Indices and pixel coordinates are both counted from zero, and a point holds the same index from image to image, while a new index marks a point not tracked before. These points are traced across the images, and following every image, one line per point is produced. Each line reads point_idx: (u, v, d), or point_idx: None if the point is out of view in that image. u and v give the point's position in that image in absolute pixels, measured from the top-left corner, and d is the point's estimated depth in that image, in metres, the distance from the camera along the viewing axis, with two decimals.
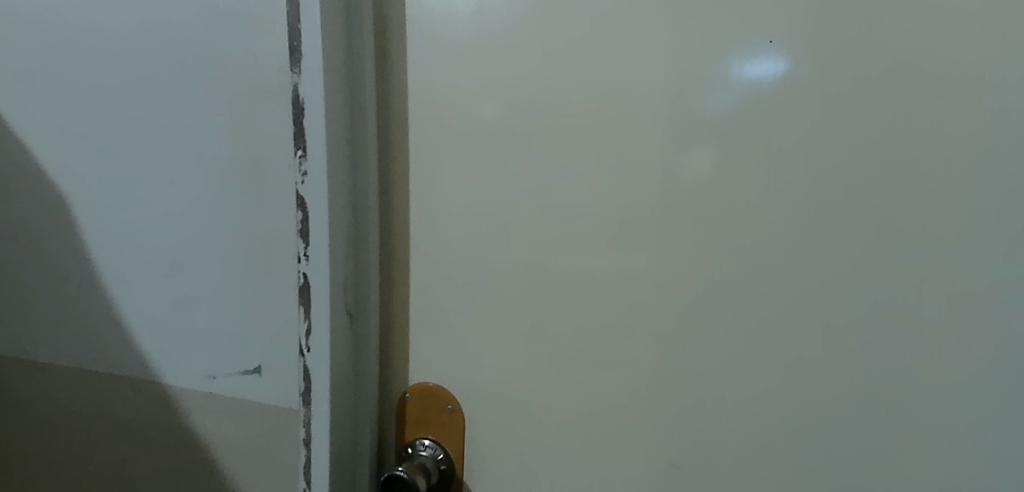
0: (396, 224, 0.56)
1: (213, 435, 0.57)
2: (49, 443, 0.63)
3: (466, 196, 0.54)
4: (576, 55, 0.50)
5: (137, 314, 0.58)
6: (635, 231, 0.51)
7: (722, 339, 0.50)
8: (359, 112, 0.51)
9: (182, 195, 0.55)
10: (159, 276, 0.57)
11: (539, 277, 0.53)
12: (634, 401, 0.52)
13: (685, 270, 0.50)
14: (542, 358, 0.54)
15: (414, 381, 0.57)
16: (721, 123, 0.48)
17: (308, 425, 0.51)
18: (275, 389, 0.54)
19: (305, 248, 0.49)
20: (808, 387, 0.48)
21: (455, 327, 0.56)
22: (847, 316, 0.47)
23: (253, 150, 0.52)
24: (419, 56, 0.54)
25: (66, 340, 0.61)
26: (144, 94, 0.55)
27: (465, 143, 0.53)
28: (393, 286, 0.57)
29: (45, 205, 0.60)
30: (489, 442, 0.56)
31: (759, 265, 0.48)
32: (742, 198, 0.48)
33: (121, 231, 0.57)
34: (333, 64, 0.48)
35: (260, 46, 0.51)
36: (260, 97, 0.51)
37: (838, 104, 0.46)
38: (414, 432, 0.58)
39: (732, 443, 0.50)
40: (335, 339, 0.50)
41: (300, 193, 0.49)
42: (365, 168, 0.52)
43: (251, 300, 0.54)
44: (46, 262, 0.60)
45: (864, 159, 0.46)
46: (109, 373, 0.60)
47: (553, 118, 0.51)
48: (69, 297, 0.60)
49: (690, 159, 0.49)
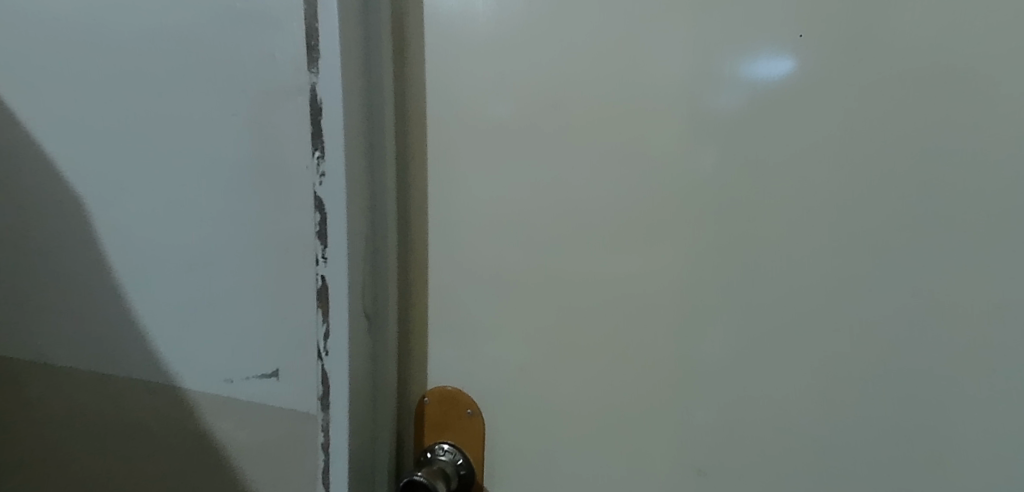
0: (414, 225, 0.55)
1: (230, 439, 0.56)
2: (65, 447, 0.63)
3: (485, 196, 0.53)
4: (596, 52, 0.49)
5: (154, 316, 0.57)
6: (659, 231, 0.50)
7: (749, 341, 0.49)
8: (377, 111, 0.51)
9: (198, 196, 0.54)
10: (176, 279, 0.56)
11: (560, 279, 0.52)
12: (658, 405, 0.51)
13: (710, 270, 0.49)
14: (563, 361, 0.53)
15: (433, 385, 0.57)
16: (747, 120, 0.47)
17: (327, 429, 0.50)
18: (292, 392, 0.54)
19: (323, 250, 0.48)
20: (838, 391, 0.47)
21: (474, 330, 0.55)
22: (879, 318, 0.46)
23: (270, 150, 0.51)
24: (437, 54, 0.53)
25: (83, 343, 0.60)
26: (160, 95, 0.54)
27: (484, 143, 0.53)
28: (411, 287, 0.56)
29: (61, 206, 0.59)
30: (509, 446, 0.55)
31: (788, 265, 0.47)
32: (769, 196, 0.47)
33: (137, 234, 0.57)
34: (350, 63, 0.48)
35: (276, 46, 0.50)
36: (277, 97, 0.50)
37: (868, 100, 0.45)
38: (433, 436, 0.57)
39: (759, 448, 0.49)
40: (354, 342, 0.50)
41: (318, 194, 0.48)
42: (383, 169, 0.51)
43: (268, 303, 0.53)
44: (62, 265, 0.60)
45: (897, 156, 0.44)
46: (125, 376, 0.59)
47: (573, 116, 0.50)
48: (86, 301, 0.60)
49: (715, 157, 0.48)
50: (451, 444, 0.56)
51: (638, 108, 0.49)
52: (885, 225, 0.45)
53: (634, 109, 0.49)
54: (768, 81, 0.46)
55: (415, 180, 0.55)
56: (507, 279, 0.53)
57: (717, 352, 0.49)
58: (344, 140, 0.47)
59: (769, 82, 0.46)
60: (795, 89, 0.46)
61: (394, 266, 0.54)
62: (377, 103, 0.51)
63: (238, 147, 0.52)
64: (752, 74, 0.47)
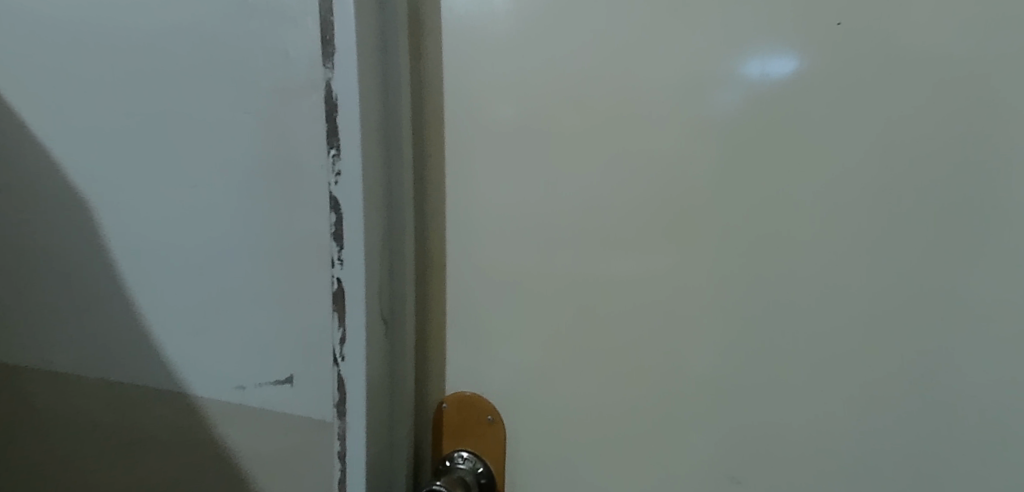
0: (432, 225, 0.54)
1: (242, 448, 0.55)
2: (74, 456, 0.61)
3: (504, 195, 0.51)
4: (619, 44, 0.48)
5: (165, 322, 0.56)
6: (686, 229, 0.48)
7: (781, 343, 0.47)
8: (394, 108, 0.49)
9: (211, 198, 0.53)
10: (187, 283, 0.55)
11: (583, 280, 0.50)
12: (685, 410, 0.49)
13: (742, 271, 0.47)
14: (587, 365, 0.51)
15: (451, 391, 0.55)
16: (779, 114, 0.45)
17: (343, 438, 0.48)
18: (308, 399, 0.52)
19: (339, 252, 0.46)
20: (875, 394, 0.45)
21: (494, 334, 0.53)
22: (918, 318, 0.44)
23: (284, 150, 0.50)
24: (455, 49, 0.51)
25: (91, 350, 0.59)
26: (170, 95, 0.53)
27: (503, 141, 0.51)
28: (429, 290, 0.54)
29: (70, 210, 0.58)
30: (531, 453, 0.54)
31: (822, 264, 0.45)
32: (801, 192, 0.45)
33: (148, 236, 0.55)
34: (366, 59, 0.46)
35: (289, 41, 0.48)
36: (290, 94, 0.49)
37: (907, 91, 0.43)
38: (452, 443, 0.55)
39: (792, 454, 0.47)
40: (371, 348, 0.48)
41: (333, 194, 0.46)
42: (401, 167, 0.50)
43: (283, 307, 0.52)
44: (70, 269, 0.59)
45: (937, 150, 0.43)
46: (136, 383, 0.58)
47: (597, 112, 0.49)
48: (94, 305, 0.58)
49: (745, 152, 0.46)
50: (471, 453, 0.54)
51: (665, 103, 0.47)
52: (924, 222, 0.43)
53: (661, 104, 0.47)
54: (802, 73, 0.44)
55: (432, 179, 0.53)
56: (527, 280, 0.52)
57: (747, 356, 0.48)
58: (359, 138, 0.45)
59: (803, 74, 0.44)
60: (830, 81, 0.44)
61: (411, 268, 0.52)
62: (394, 100, 0.49)
63: (252, 148, 0.51)
64: (785, 67, 0.45)
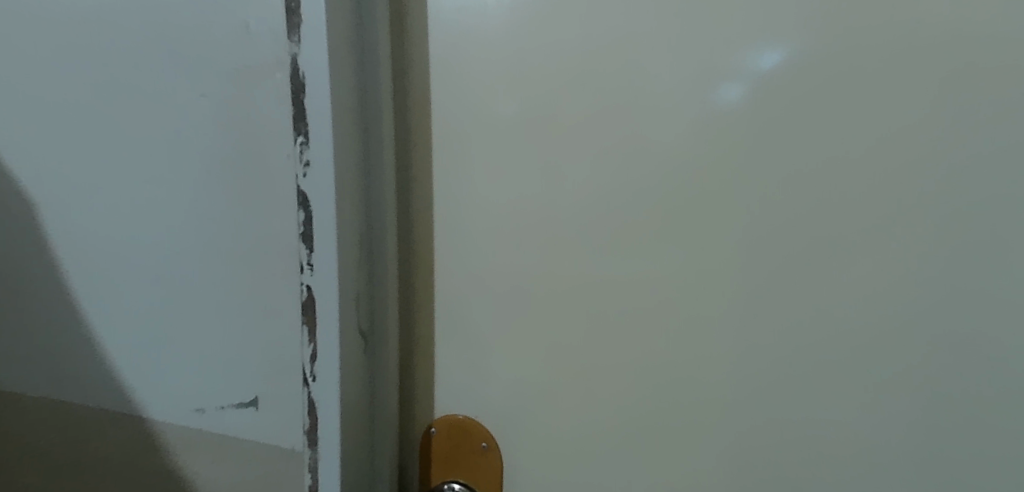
0: (417, 227, 0.47)
1: (204, 478, 0.48)
2: (21, 481, 0.55)
3: (499, 190, 0.45)
4: (634, 11, 0.40)
5: (118, 334, 0.50)
6: (708, 227, 0.42)
7: (814, 355, 0.41)
8: (369, 90, 0.42)
9: (170, 193, 0.46)
10: (142, 290, 0.48)
11: (590, 286, 0.44)
12: (705, 431, 0.44)
13: (771, 273, 0.41)
14: (594, 382, 0.45)
15: (440, 413, 0.49)
16: (818, 91, 0.39)
17: (314, 470, 0.42)
18: (278, 422, 0.46)
19: (308, 256, 0.39)
20: (918, 413, 0.40)
21: (489, 348, 0.47)
22: (971, 328, 0.39)
23: (252, 138, 0.43)
24: (444, 22, 0.44)
25: (37, 364, 0.52)
26: (118, 75, 0.46)
27: (498, 127, 0.44)
28: (414, 298, 0.48)
29: (12, 208, 0.51)
30: (530, 480, 0.48)
31: (863, 268, 0.40)
32: (842, 185, 0.39)
33: (97, 237, 0.49)
34: (338, 29, 0.39)
35: (250, 11, 0.42)
36: (253, 73, 0.43)
37: (968, 67, 0.37)
38: (441, 473, 0.49)
39: (822, 478, 0.43)
40: (345, 367, 0.42)
41: (301, 189, 0.39)
42: (379, 159, 0.43)
43: (252, 318, 0.46)
44: (11, 275, 0.52)
45: (1002, 138, 0.37)
46: (85, 402, 0.51)
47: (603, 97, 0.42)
48: (40, 314, 0.52)
49: (778, 138, 0.40)
50: (462, 484, 0.48)
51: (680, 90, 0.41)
52: (982, 221, 0.38)
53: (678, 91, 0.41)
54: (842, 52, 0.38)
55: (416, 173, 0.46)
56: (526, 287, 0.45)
57: (776, 369, 0.42)
58: (333, 122, 0.39)
59: (842, 54, 0.38)
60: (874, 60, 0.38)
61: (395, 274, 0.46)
62: (372, 80, 0.42)
63: (217, 136, 0.45)
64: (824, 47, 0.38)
